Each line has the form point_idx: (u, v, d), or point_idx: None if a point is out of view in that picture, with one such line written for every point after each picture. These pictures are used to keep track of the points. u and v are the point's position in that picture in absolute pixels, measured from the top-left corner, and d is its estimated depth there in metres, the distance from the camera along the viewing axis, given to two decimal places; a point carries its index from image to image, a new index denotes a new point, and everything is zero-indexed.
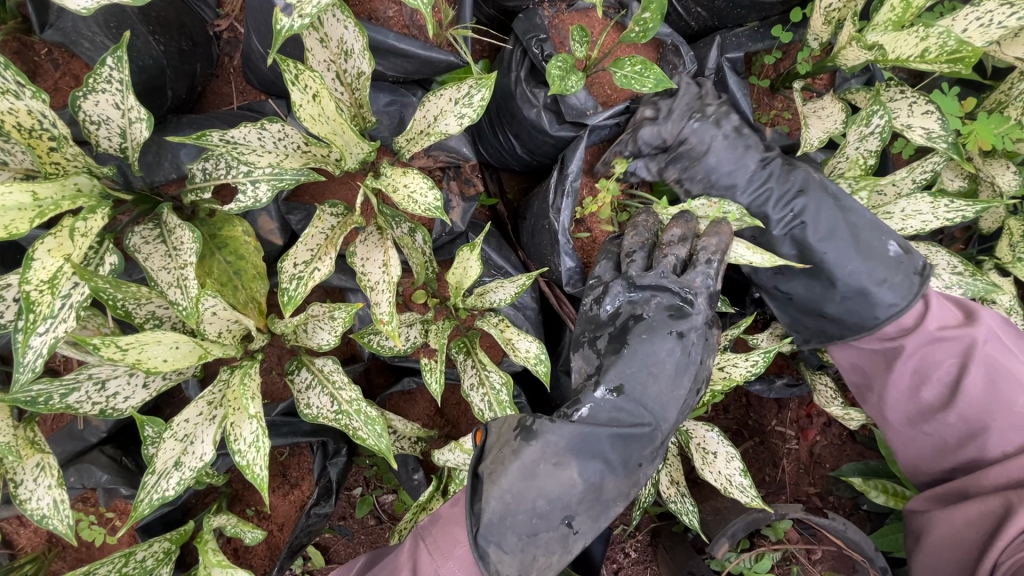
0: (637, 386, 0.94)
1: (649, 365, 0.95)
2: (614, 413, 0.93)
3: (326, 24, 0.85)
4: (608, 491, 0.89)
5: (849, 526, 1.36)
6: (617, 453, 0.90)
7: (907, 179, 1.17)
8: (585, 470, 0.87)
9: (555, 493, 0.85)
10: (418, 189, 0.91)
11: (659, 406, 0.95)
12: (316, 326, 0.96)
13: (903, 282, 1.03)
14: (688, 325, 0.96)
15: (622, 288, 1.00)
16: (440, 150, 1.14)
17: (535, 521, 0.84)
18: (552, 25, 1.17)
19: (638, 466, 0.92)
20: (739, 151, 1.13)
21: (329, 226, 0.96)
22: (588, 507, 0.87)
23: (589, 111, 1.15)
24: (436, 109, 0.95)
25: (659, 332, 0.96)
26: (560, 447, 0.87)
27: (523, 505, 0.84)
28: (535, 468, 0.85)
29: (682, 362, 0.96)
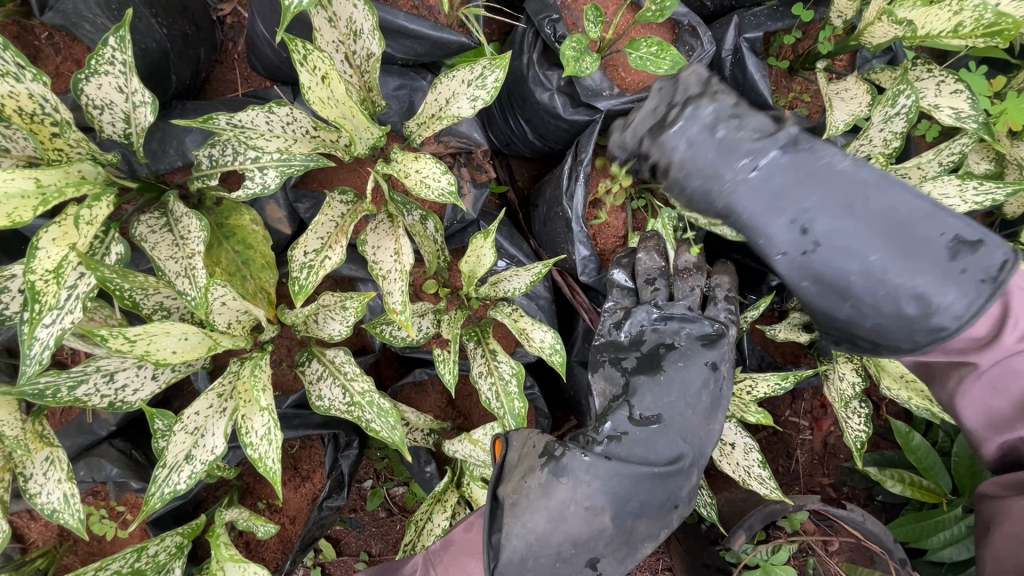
0: (672, 419, 0.94)
1: (686, 395, 0.95)
2: (648, 448, 0.92)
3: (334, 2, 0.82)
4: (640, 534, 0.89)
5: (867, 518, 1.34)
6: (654, 493, 0.89)
7: (932, 162, 1.12)
8: (612, 512, 0.87)
9: (582, 536, 0.86)
10: (430, 173, 0.88)
11: (697, 441, 0.94)
12: (327, 316, 0.94)
13: (963, 295, 0.77)
14: (721, 355, 0.98)
15: (646, 315, 1.00)
16: (451, 135, 1.12)
17: (559, 563, 0.86)
18: (564, 6, 1.13)
19: (674, 506, 0.91)
20: (715, 152, 0.84)
21: (339, 214, 0.93)
22: (614, 552, 0.88)
23: (604, 91, 1.12)
24: (448, 92, 0.93)
25: (690, 364, 0.97)
26: (591, 485, 0.87)
27: (548, 548, 0.86)
28: (562, 506, 0.86)
29: (716, 396, 0.97)
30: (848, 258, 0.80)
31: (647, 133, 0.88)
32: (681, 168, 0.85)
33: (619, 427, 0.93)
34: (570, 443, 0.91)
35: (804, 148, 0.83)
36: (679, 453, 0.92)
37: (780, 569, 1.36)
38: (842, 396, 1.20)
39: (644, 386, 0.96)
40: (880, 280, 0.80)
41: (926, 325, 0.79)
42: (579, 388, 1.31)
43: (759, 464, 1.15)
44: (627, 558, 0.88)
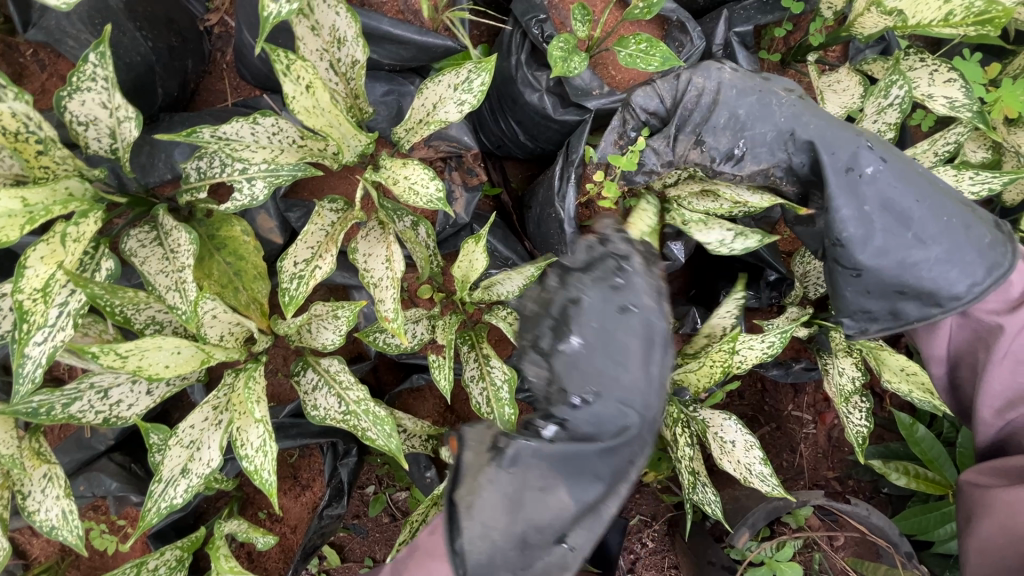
0: (605, 378, 0.84)
1: (611, 351, 0.84)
2: (592, 415, 0.84)
3: (317, 10, 0.82)
4: (603, 499, 0.82)
5: (872, 512, 1.33)
6: (600, 461, 0.83)
7: (928, 152, 1.11)
8: (568, 486, 0.81)
9: (542, 519, 0.79)
10: (419, 180, 0.88)
11: (634, 393, 0.84)
12: (320, 325, 0.93)
13: (992, 238, 0.91)
14: (635, 297, 0.85)
15: (556, 275, 0.88)
16: (441, 139, 1.11)
17: (525, 554, 0.79)
18: (552, 6, 1.13)
19: (628, 462, 0.84)
20: (760, 83, 0.94)
21: (330, 222, 0.93)
22: (583, 525, 0.80)
23: (594, 90, 1.12)
24: (435, 97, 0.92)
25: (608, 316, 0.84)
26: (537, 467, 0.81)
27: (509, 538, 0.79)
28: (517, 494, 0.80)
29: (651, 339, 0.85)
30: (908, 188, 0.89)
31: (685, 70, 0.96)
32: (734, 91, 0.92)
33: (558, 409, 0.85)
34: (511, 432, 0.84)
35: None
36: (620, 402, 0.84)
37: (786, 565, 1.36)
38: (842, 391, 1.18)
39: (567, 355, 0.85)
40: (934, 214, 0.89)
41: (979, 261, 0.89)
42: None
43: (760, 460, 1.13)
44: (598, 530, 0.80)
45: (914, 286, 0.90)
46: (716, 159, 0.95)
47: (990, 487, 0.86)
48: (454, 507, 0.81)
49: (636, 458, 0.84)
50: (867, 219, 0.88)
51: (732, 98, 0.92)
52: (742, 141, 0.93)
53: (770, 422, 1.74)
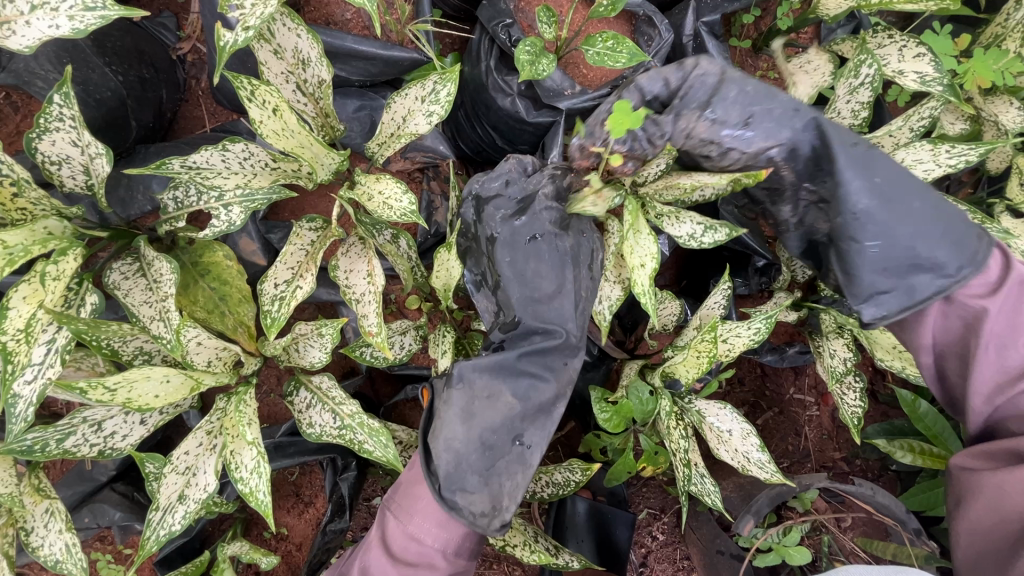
0: (526, 305, 0.93)
1: (526, 275, 0.93)
2: (519, 335, 0.94)
3: (278, 34, 0.83)
4: (545, 397, 0.90)
5: (877, 490, 1.35)
6: (535, 364, 0.91)
7: (903, 129, 1.11)
8: (512, 390, 0.89)
9: (495, 423, 0.88)
10: (392, 194, 0.88)
11: (553, 305, 0.93)
12: (307, 344, 0.94)
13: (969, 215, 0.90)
14: (539, 221, 0.94)
15: (473, 210, 0.96)
16: (417, 150, 1.13)
17: (487, 455, 0.87)
18: (519, 9, 1.13)
19: (561, 362, 0.92)
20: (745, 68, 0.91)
21: (309, 241, 0.94)
22: (534, 424, 0.90)
23: (566, 90, 1.12)
24: (403, 110, 0.93)
25: (517, 243, 0.93)
26: (482, 380, 0.90)
27: (471, 445, 0.87)
28: (468, 406, 0.88)
29: (561, 257, 0.94)
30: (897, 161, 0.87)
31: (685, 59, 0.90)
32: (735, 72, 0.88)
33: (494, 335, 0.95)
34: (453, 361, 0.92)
35: None
36: (540, 323, 0.92)
37: (794, 550, 1.33)
38: (835, 373, 1.18)
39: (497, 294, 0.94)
40: (922, 187, 0.87)
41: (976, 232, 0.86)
42: (574, 386, 1.31)
43: (757, 447, 1.13)
44: (547, 425, 0.90)
45: (924, 260, 0.84)
46: (724, 136, 0.86)
47: (977, 471, 0.83)
48: (421, 429, 0.90)
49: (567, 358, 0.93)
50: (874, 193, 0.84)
51: (733, 86, 0.85)
52: (752, 116, 0.85)
53: (772, 406, 1.74)
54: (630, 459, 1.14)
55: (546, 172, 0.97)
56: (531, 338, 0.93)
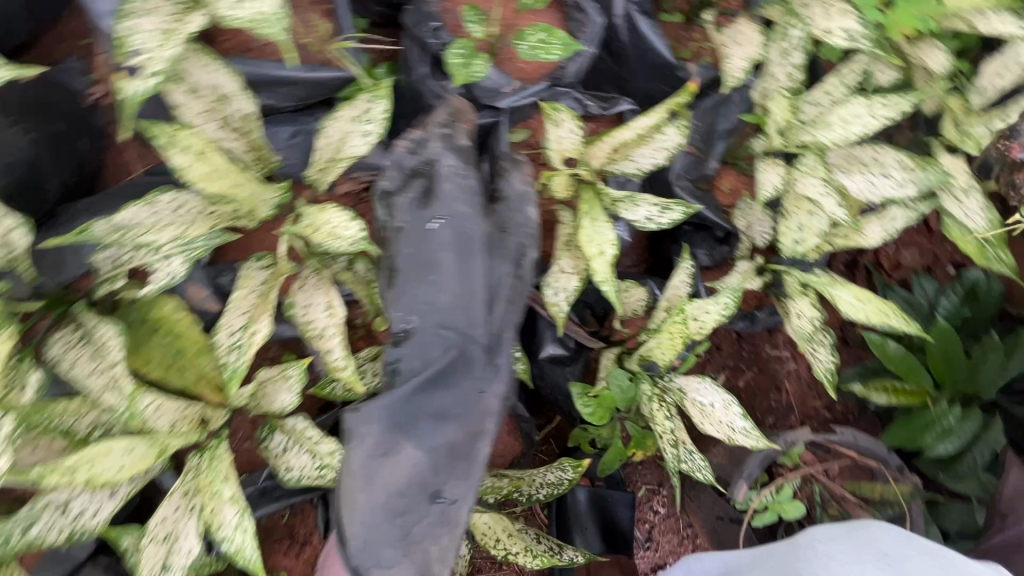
0: (429, 311, 0.84)
1: (429, 274, 0.85)
2: (421, 350, 0.84)
3: (191, 73, 0.80)
4: (458, 442, 0.81)
5: (859, 434, 1.43)
6: (443, 403, 0.82)
7: (837, 86, 1.14)
8: (416, 440, 0.80)
9: (404, 484, 0.79)
10: (338, 223, 0.86)
11: (459, 318, 0.85)
12: (275, 388, 0.91)
13: None
14: (442, 203, 0.87)
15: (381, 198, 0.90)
16: (361, 170, 1.08)
17: (400, 522, 0.79)
18: (445, 10, 1.09)
19: (472, 393, 0.83)
20: None
21: (260, 282, 0.90)
22: (452, 476, 0.81)
23: (505, 88, 1.10)
24: (338, 133, 0.90)
25: (422, 233, 0.86)
26: (380, 433, 0.79)
27: (382, 511, 0.79)
28: (369, 470, 0.79)
29: (462, 254, 0.86)
30: None
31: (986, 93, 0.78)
32: None
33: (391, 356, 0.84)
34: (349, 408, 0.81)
35: None
36: (441, 329, 0.84)
37: (787, 505, 1.40)
38: (803, 333, 1.20)
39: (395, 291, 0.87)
40: None
41: None
42: (554, 383, 1.30)
43: (739, 415, 1.16)
44: (464, 472, 0.81)
45: None
46: None
47: None
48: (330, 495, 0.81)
49: (478, 383, 0.83)
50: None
51: None
52: None
53: (752, 366, 1.79)
54: (620, 447, 1.16)
55: (439, 132, 0.93)
56: (435, 359, 0.83)
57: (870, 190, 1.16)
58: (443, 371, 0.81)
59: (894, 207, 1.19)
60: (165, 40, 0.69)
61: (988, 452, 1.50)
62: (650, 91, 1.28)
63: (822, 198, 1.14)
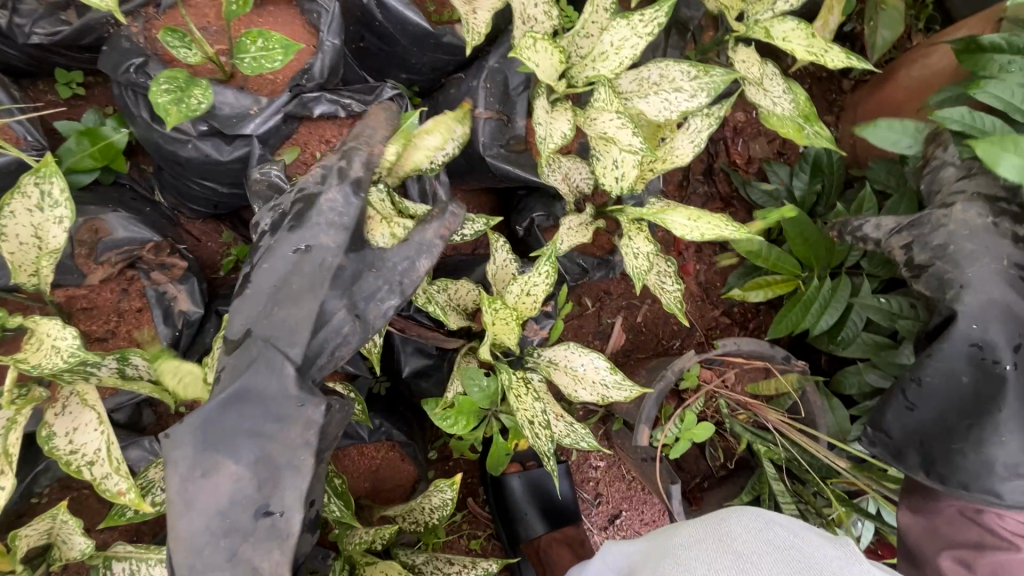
0: (261, 321, 0.72)
1: (272, 295, 0.73)
2: (240, 366, 0.70)
3: None
4: (280, 450, 0.66)
5: (744, 342, 1.41)
6: (259, 415, 0.67)
7: (598, 12, 1.07)
8: (237, 456, 0.66)
9: (225, 504, 0.65)
10: (55, 333, 0.73)
11: (289, 330, 0.71)
12: (66, 531, 0.78)
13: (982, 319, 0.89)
14: (307, 228, 0.74)
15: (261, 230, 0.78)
16: (109, 250, 0.94)
17: (221, 545, 0.64)
18: (149, 41, 0.95)
19: (292, 403, 0.67)
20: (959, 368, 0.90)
21: (2, 424, 0.76)
22: (279, 485, 0.65)
23: (250, 110, 0.98)
24: (26, 230, 0.75)
25: (279, 258, 0.74)
26: (192, 454, 0.65)
27: (196, 540, 0.64)
28: (181, 494, 0.64)
29: (315, 276, 0.73)
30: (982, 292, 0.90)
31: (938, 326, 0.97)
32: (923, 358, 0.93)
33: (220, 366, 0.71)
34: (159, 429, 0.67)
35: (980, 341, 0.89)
36: (266, 340, 0.70)
37: (697, 429, 1.41)
38: (644, 271, 1.17)
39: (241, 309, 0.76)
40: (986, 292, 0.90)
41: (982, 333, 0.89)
42: (426, 394, 1.26)
43: (606, 370, 1.12)
44: (295, 480, 0.66)
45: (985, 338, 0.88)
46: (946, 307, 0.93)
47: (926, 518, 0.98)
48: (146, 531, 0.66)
49: (302, 397, 0.68)
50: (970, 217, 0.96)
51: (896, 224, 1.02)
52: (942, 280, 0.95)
53: (644, 299, 1.81)
54: (503, 442, 1.18)
55: (337, 163, 0.77)
56: (251, 371, 0.68)
57: (668, 110, 1.12)
58: (258, 377, 0.67)
59: (695, 118, 1.15)
60: None
61: (862, 317, 1.50)
62: (433, 63, 1.20)
63: (619, 131, 1.06)
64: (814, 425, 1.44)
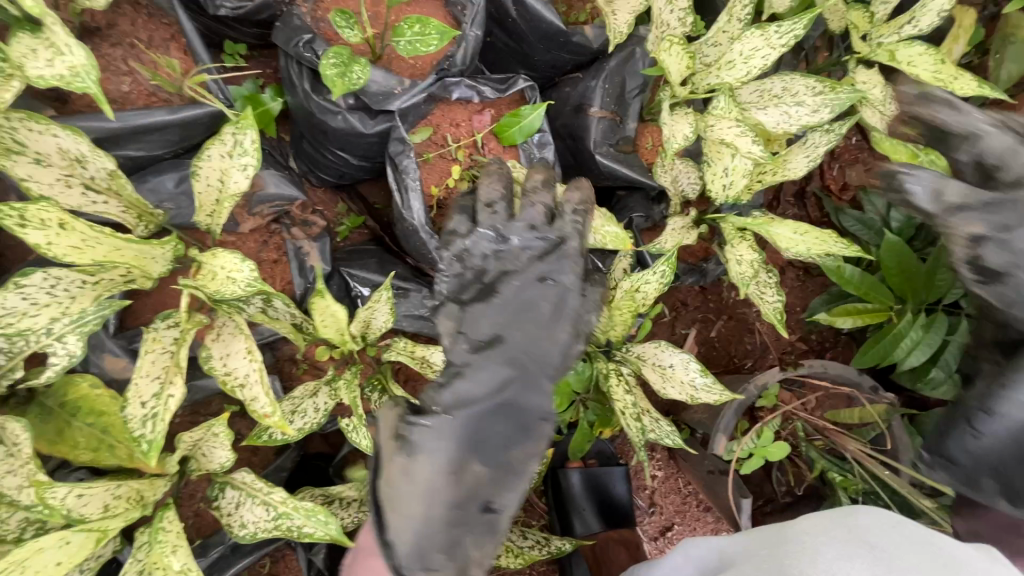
0: (506, 331, 0.82)
1: (521, 310, 0.83)
2: (478, 382, 0.81)
3: (28, 140, 0.72)
4: (511, 454, 0.79)
5: (828, 364, 1.39)
6: (500, 426, 0.80)
7: (732, 22, 1.10)
8: (481, 457, 0.79)
9: (456, 497, 0.78)
10: (231, 266, 0.82)
11: (534, 347, 0.82)
12: (208, 447, 0.88)
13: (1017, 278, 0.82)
14: (554, 263, 0.84)
15: (483, 236, 0.84)
16: (261, 203, 1.05)
17: (451, 530, 0.78)
18: (316, 19, 1.05)
19: (534, 417, 0.81)
20: None
21: (171, 341, 0.86)
22: (500, 486, 0.80)
23: (395, 89, 1.05)
24: (215, 172, 0.85)
25: (525, 283, 0.83)
26: (448, 450, 0.78)
27: (432, 523, 0.78)
28: (419, 476, 0.78)
29: (557, 311, 0.83)
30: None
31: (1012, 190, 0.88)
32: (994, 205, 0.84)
33: (458, 361, 0.82)
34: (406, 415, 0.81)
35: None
36: (511, 362, 0.81)
37: (772, 447, 1.38)
38: (746, 279, 1.19)
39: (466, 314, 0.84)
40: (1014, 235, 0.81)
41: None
42: None
43: (698, 372, 1.15)
44: (515, 485, 0.80)
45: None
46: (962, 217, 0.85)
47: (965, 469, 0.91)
48: (372, 503, 0.80)
49: (541, 411, 0.81)
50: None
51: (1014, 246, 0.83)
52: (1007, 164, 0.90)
53: (721, 314, 1.78)
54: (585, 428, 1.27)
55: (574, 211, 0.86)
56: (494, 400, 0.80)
57: (786, 122, 1.13)
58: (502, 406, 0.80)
59: (814, 133, 1.15)
60: None
61: (959, 348, 1.48)
62: (554, 60, 1.26)
63: (738, 138, 1.09)
64: (896, 458, 1.41)
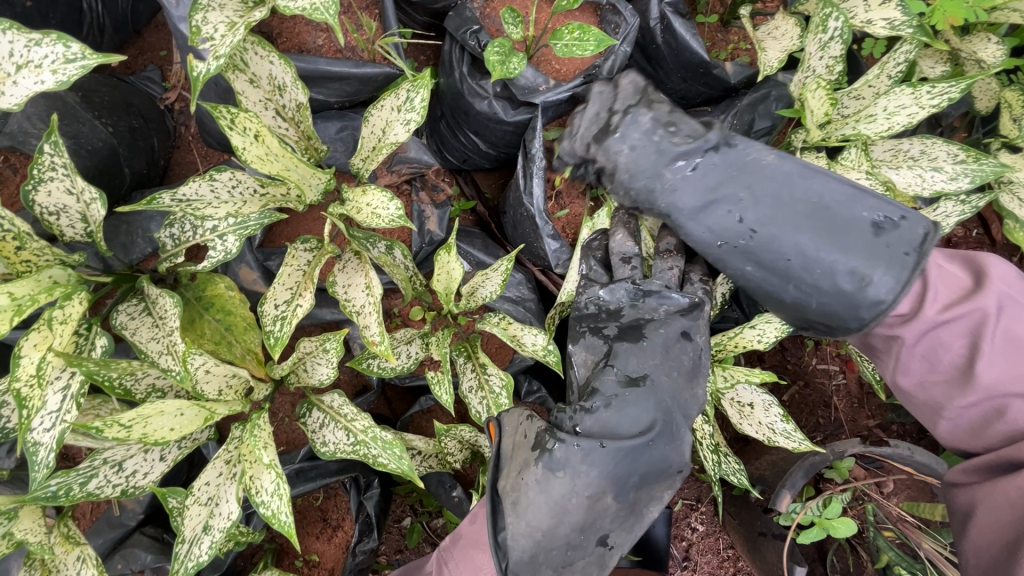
0: (653, 376, 0.97)
1: (670, 357, 0.99)
2: (625, 418, 0.94)
3: (251, 63, 0.85)
4: (639, 500, 0.92)
5: (915, 450, 1.25)
6: (640, 471, 0.91)
7: (881, 77, 1.11)
8: (615, 492, 0.90)
9: (584, 521, 0.88)
10: (379, 204, 0.90)
11: (680, 402, 0.97)
12: (314, 362, 0.97)
13: (712, 200, 0.91)
14: (695, 325, 1.02)
15: (628, 287, 1.03)
16: (402, 162, 1.16)
17: (569, 554, 0.88)
18: (485, 15, 1.16)
19: (672, 469, 0.93)
20: (706, 190, 0.91)
21: (305, 261, 0.95)
22: (622, 526, 0.91)
23: (540, 86, 1.14)
24: (381, 122, 0.95)
25: (671, 337, 1.00)
26: (591, 475, 0.88)
27: (555, 541, 0.87)
28: (553, 498, 0.88)
29: (694, 366, 1.00)
30: (718, 207, 0.91)
31: (676, 177, 0.92)
32: (630, 170, 0.93)
33: (609, 390, 0.96)
34: (555, 431, 0.90)
35: (723, 145, 0.93)
36: (660, 406, 0.95)
37: (837, 522, 1.28)
38: None
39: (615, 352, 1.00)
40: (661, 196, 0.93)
41: (734, 234, 0.90)
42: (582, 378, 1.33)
43: (780, 417, 1.12)
44: (636, 521, 0.92)
45: (726, 227, 0.90)
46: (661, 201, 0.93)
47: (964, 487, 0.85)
48: (491, 503, 0.88)
49: (681, 467, 0.94)
50: (666, 108, 0.96)
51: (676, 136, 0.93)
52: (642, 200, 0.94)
53: (797, 379, 1.69)
54: None
55: (701, 285, 1.07)
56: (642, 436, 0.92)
57: (919, 185, 1.11)
58: (648, 447, 0.92)
59: (945, 201, 1.14)
60: (229, 30, 0.76)
61: None
62: (687, 91, 1.31)
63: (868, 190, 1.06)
64: None
